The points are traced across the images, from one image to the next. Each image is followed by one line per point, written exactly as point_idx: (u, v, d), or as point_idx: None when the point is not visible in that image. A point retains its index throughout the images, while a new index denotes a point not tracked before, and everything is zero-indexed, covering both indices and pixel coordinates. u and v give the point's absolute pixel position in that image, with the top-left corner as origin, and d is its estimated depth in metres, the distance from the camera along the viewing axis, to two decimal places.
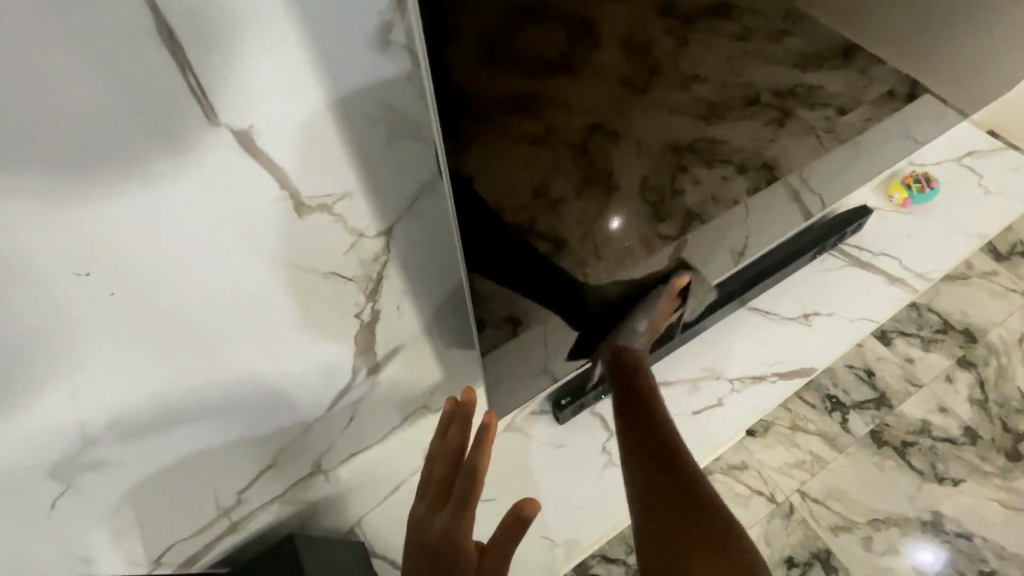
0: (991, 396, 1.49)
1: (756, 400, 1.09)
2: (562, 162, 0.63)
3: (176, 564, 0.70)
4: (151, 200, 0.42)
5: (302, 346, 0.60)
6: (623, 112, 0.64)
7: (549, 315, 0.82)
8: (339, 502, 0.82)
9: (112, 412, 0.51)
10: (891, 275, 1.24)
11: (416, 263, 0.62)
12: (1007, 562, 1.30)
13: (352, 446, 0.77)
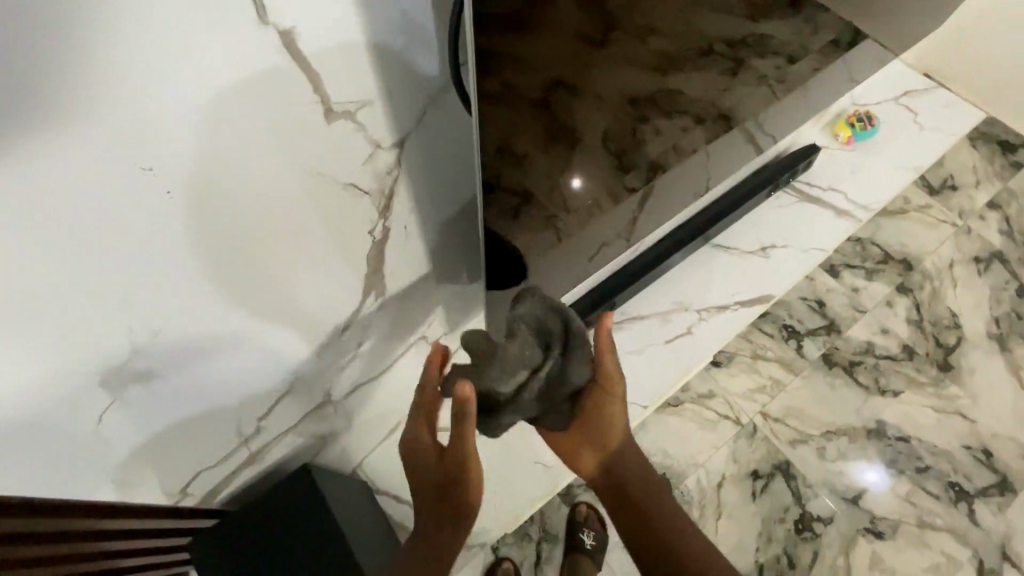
0: (926, 317, 1.65)
1: (722, 329, 1.17)
2: (527, 121, 0.65)
3: (200, 495, 0.74)
4: (211, 101, 0.43)
5: (326, 262, 0.63)
6: (584, 67, 0.67)
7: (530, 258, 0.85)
8: (345, 435, 0.87)
9: (161, 321, 0.53)
10: (837, 207, 1.34)
11: (425, 179, 0.64)
12: (939, 457, 1.47)
13: (358, 378, 0.80)
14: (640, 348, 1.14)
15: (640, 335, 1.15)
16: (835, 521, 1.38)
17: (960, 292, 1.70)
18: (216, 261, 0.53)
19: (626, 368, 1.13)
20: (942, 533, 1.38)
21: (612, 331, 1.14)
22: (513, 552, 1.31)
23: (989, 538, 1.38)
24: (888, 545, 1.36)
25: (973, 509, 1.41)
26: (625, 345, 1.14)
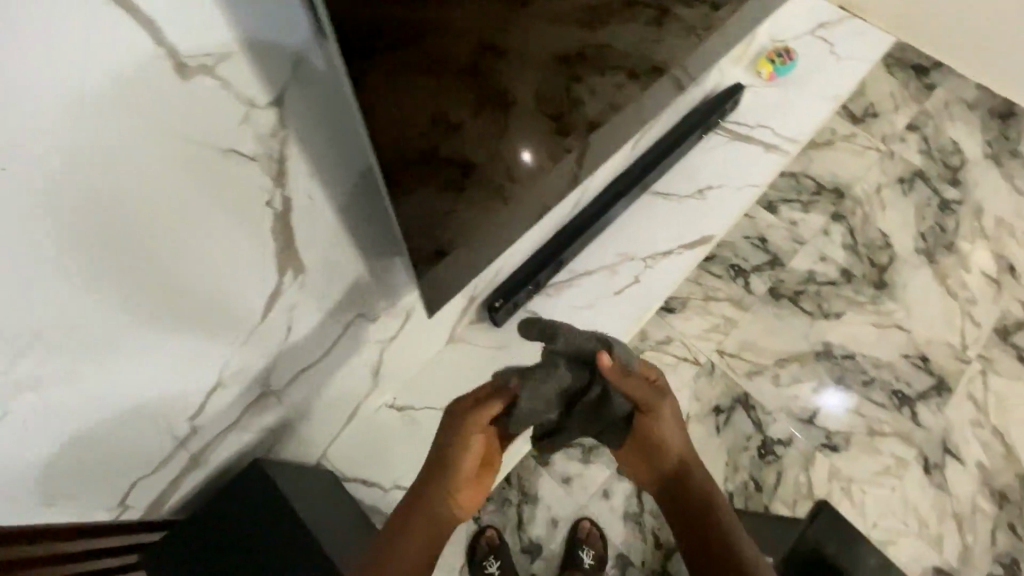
0: (860, 241, 1.74)
1: (667, 274, 1.19)
2: (446, 91, 0.63)
3: (143, 506, 0.71)
4: (41, 60, 0.38)
5: (226, 241, 0.59)
6: (502, 28, 0.64)
7: (466, 221, 0.83)
8: (296, 424, 0.86)
9: (39, 322, 0.47)
10: (766, 143, 1.37)
11: (314, 141, 0.61)
12: (882, 369, 1.56)
13: (296, 364, 0.79)
14: (592, 301, 1.15)
15: (590, 289, 1.16)
16: (793, 442, 1.46)
17: (888, 214, 1.79)
18: (87, 247, 0.48)
19: (580, 321, 1.13)
20: (890, 438, 1.47)
21: (562, 289, 1.15)
22: (495, 518, 1.33)
23: (933, 436, 1.48)
24: (843, 456, 1.45)
25: (916, 412, 1.51)
26: (577, 300, 1.15)
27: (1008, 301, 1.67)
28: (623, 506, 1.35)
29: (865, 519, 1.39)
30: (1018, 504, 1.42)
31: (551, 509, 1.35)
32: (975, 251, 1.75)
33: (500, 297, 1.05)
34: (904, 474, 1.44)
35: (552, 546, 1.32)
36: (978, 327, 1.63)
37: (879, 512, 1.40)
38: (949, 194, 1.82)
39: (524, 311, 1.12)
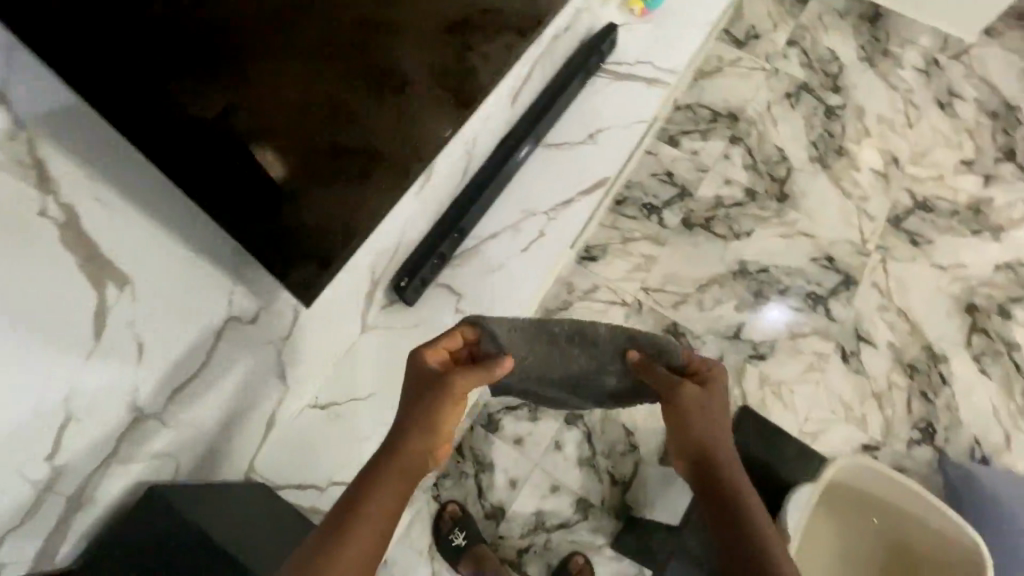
0: (759, 159, 1.81)
1: (571, 223, 1.21)
2: (339, 69, 0.70)
3: (21, 563, 0.65)
4: None
5: (11, 267, 0.51)
6: (388, 9, 0.73)
7: (330, 196, 0.79)
8: (193, 445, 0.80)
9: None
10: (647, 78, 1.39)
11: (70, 133, 0.52)
12: (794, 275, 1.65)
13: (168, 381, 0.73)
14: (502, 263, 1.15)
15: (498, 251, 1.16)
16: (724, 359, 1.54)
17: (781, 128, 1.87)
18: None
19: (492, 285, 1.13)
20: (809, 337, 1.57)
21: (469, 256, 1.15)
22: (455, 492, 1.35)
23: (846, 327, 1.59)
24: (770, 363, 1.54)
25: (828, 308, 1.61)
26: (486, 264, 1.15)
27: (896, 191, 1.79)
28: (576, 453, 1.39)
29: (797, 415, 1.49)
30: (926, 372, 1.55)
31: (508, 471, 1.37)
32: (863, 149, 1.85)
33: (404, 275, 1.04)
34: (825, 367, 1.54)
35: (515, 506, 1.35)
36: (873, 220, 1.74)
37: (808, 406, 1.50)
38: (832, 101, 1.91)
39: (436, 285, 1.11)
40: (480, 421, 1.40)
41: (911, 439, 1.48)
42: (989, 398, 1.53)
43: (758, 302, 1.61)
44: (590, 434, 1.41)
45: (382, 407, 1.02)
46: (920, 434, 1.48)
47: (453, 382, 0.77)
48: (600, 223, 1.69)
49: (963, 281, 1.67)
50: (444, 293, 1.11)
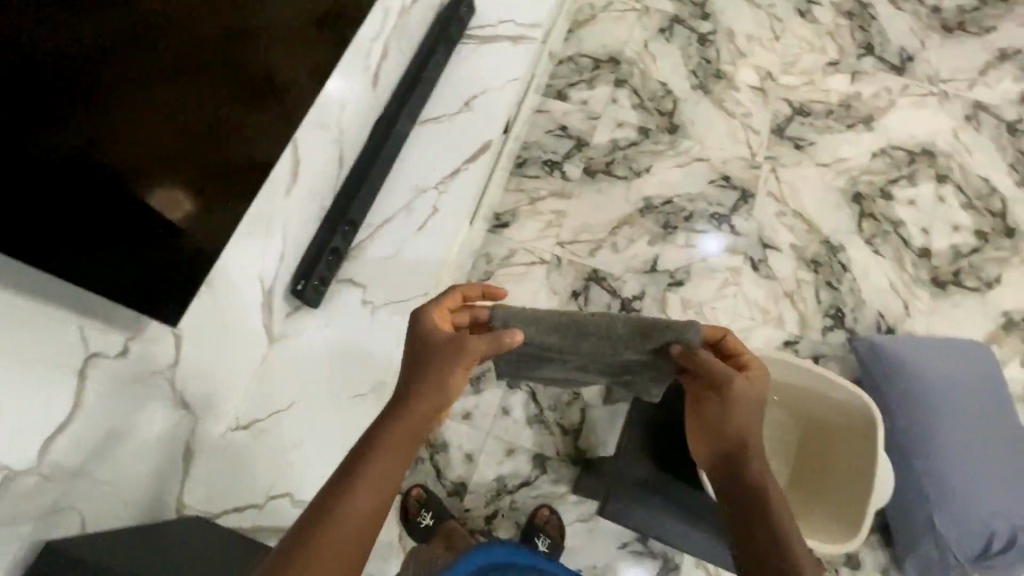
0: (645, 97, 1.86)
1: (460, 192, 1.25)
2: (203, 82, 0.71)
3: None
4: None
5: None
6: (242, 15, 0.74)
7: (194, 200, 0.73)
8: (91, 488, 0.71)
9: None
10: (512, 36, 1.40)
11: None
12: (697, 200, 1.73)
13: (32, 422, 0.62)
14: (399, 249, 1.16)
15: (393, 237, 1.16)
16: (646, 294, 1.60)
17: (660, 63, 1.92)
18: None
19: (393, 274, 1.15)
20: (719, 256, 1.66)
21: (366, 247, 1.12)
22: (415, 478, 1.37)
23: (751, 239, 1.68)
24: (689, 287, 1.61)
25: (732, 225, 1.70)
26: (383, 252, 1.14)
27: (775, 103, 1.88)
28: (523, 414, 1.43)
29: (721, 329, 1.58)
30: (827, 264, 1.66)
31: (462, 446, 1.40)
32: (739, 69, 1.93)
33: (301, 279, 1.00)
34: (738, 279, 1.63)
35: (475, 476, 1.38)
36: (758, 134, 1.83)
37: (729, 319, 1.59)
38: (703, 28, 1.97)
39: (339, 282, 1.09)
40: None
41: (824, 327, 1.59)
42: (884, 274, 1.66)
43: (667, 233, 1.68)
44: (533, 392, 1.45)
45: (306, 413, 1.03)
46: (831, 321, 1.60)
47: (466, 353, 0.72)
48: (506, 190, 1.71)
49: (847, 174, 1.79)
50: (347, 288, 1.10)
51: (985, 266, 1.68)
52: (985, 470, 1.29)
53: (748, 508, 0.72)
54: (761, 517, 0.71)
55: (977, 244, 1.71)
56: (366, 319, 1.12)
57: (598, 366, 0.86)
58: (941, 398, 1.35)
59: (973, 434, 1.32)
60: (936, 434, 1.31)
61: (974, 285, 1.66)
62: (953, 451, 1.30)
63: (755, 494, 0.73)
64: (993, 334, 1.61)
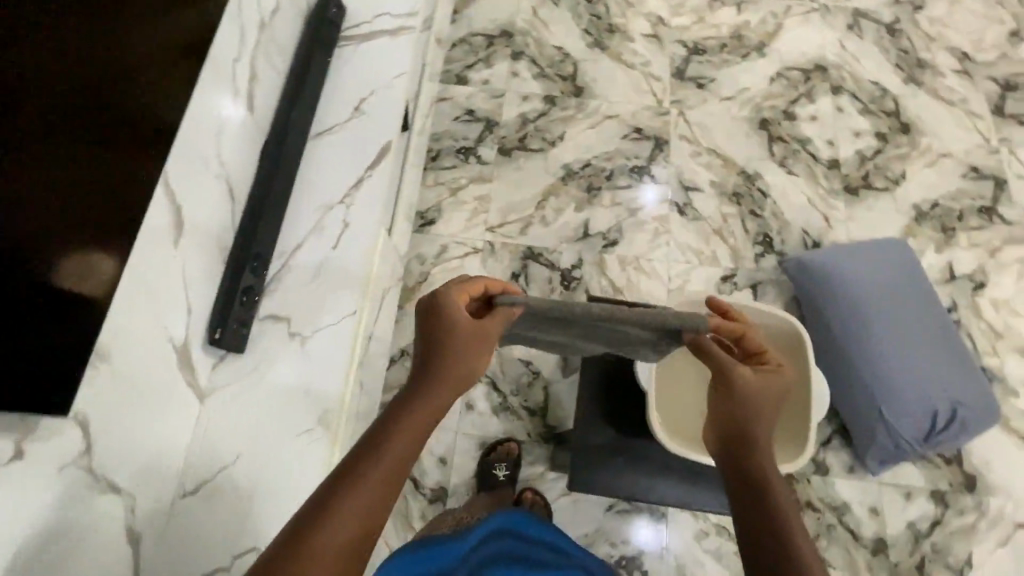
0: (545, 64, 1.84)
1: (369, 201, 1.19)
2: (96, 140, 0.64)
3: None
4: None
5: None
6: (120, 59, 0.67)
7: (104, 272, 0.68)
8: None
9: None
10: (390, 29, 1.34)
11: None
12: (615, 157, 1.74)
13: None
14: (319, 270, 1.11)
15: (310, 260, 1.11)
16: (583, 261, 1.61)
17: (553, 28, 1.90)
18: None
19: (317, 297, 1.09)
20: (645, 208, 1.68)
21: (282, 276, 1.09)
22: None
23: (673, 185, 1.71)
24: (623, 245, 1.63)
25: (652, 175, 1.72)
26: (302, 277, 1.09)
27: (671, 47, 1.90)
28: (487, 404, 1.44)
29: (662, 279, 1.60)
30: (748, 194, 1.71)
31: (434, 450, 1.40)
32: (630, 19, 1.93)
33: (216, 325, 0.97)
34: (668, 227, 1.66)
35: (453, 478, 1.38)
36: (661, 81, 1.85)
37: (668, 267, 1.61)
38: None
39: (262, 318, 1.05)
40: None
41: (756, 255, 1.64)
42: (801, 192, 1.72)
43: (592, 196, 1.68)
44: (493, 381, 1.45)
45: (252, 462, 0.96)
46: (762, 248, 1.65)
47: (484, 334, 0.73)
48: (425, 186, 1.67)
49: (750, 103, 1.83)
50: (272, 324, 1.05)
51: (889, 165, 1.77)
52: (920, 354, 1.37)
53: (744, 500, 0.61)
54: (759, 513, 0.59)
55: (878, 145, 1.79)
56: (299, 350, 1.05)
57: (605, 339, 0.86)
58: (868, 297, 1.43)
59: (903, 324, 1.40)
60: (869, 332, 1.39)
61: (883, 185, 1.74)
62: (887, 344, 1.38)
63: (756, 489, 0.61)
64: (908, 227, 1.70)
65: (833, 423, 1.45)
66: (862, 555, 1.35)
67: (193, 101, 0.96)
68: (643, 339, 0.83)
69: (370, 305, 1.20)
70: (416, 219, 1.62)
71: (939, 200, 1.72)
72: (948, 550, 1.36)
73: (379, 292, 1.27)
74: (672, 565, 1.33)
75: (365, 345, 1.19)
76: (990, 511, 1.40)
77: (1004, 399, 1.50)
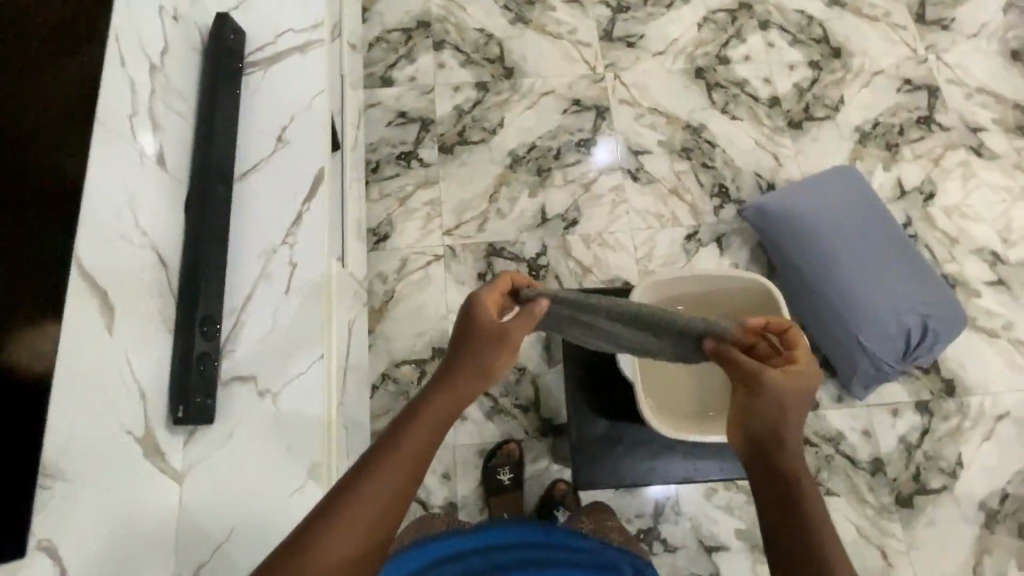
0: (470, 50, 1.77)
1: (314, 231, 1.12)
2: None
3: None
4: None
5: None
6: None
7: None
8: None
9: None
10: (297, 46, 1.25)
11: None
12: (558, 134, 1.69)
13: None
14: (275, 319, 1.05)
15: (265, 311, 1.05)
16: (547, 247, 1.57)
17: (471, 9, 1.81)
18: None
19: (278, 348, 1.03)
20: (599, 180, 1.64)
21: (237, 334, 1.03)
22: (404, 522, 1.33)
23: (621, 152, 1.68)
24: (584, 223, 1.60)
25: (599, 146, 1.68)
26: (260, 330, 1.03)
27: (594, 9, 1.84)
28: (480, 411, 1.42)
29: (629, 249, 1.58)
30: (696, 147, 1.69)
31: (435, 468, 1.37)
32: None
33: (179, 405, 0.92)
34: (625, 195, 1.63)
35: (460, 492, 1.36)
36: (590, 46, 1.79)
37: (632, 237, 1.59)
38: None
39: (226, 383, 1.00)
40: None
41: (715, 207, 1.63)
42: (747, 136, 1.71)
43: (544, 178, 1.64)
44: None
45: (245, 536, 0.90)
46: (719, 199, 1.64)
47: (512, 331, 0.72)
48: (372, 201, 1.60)
49: (683, 54, 1.80)
50: (237, 386, 1.00)
51: (826, 92, 1.77)
52: (884, 277, 1.39)
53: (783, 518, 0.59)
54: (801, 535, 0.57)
55: (813, 75, 1.79)
56: (271, 407, 0.99)
57: (625, 340, 0.86)
58: (827, 231, 1.45)
59: (863, 250, 1.43)
60: (834, 264, 1.42)
61: (824, 113, 1.75)
62: (852, 273, 1.40)
63: (796, 507, 0.59)
64: (855, 151, 1.71)
65: (816, 357, 1.49)
66: (863, 478, 1.40)
67: (96, 147, 0.88)
68: (654, 351, 0.85)
69: (339, 342, 1.13)
70: (369, 238, 1.56)
71: (880, 118, 1.74)
72: (939, 456, 1.42)
73: (347, 325, 1.21)
74: (689, 528, 1.35)
75: (342, 383, 1.13)
76: (971, 411, 1.46)
77: (968, 301, 1.56)
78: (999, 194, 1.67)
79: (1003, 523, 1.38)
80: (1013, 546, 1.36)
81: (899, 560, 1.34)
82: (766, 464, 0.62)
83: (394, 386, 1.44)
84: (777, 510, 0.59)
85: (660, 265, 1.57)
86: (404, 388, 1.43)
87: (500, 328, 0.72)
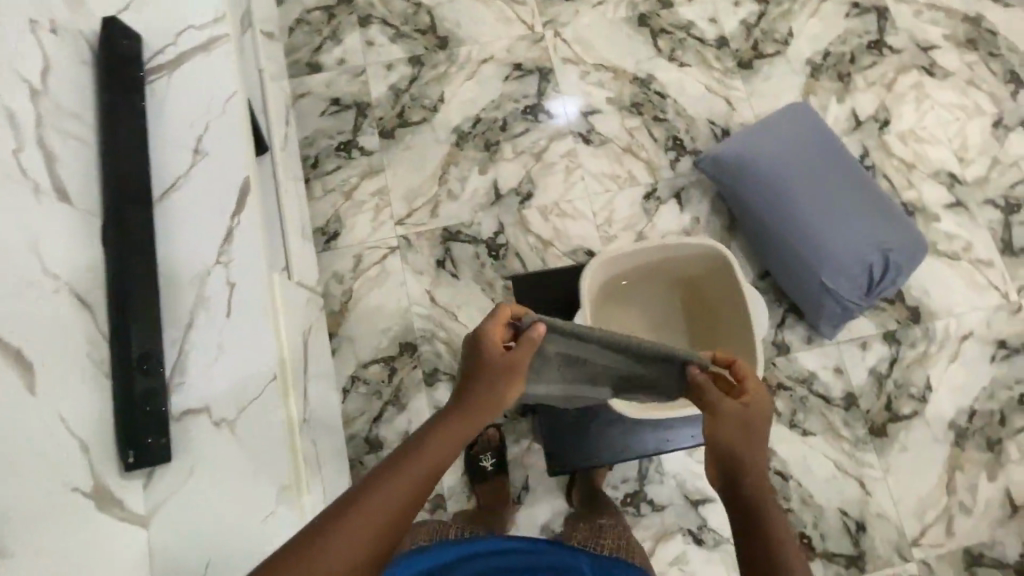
0: (398, 22, 1.65)
1: (248, 245, 1.05)
2: None
3: None
4: None
5: None
6: None
7: None
8: None
9: None
10: (200, 44, 1.15)
11: None
12: (503, 103, 1.61)
13: None
14: (220, 346, 0.99)
15: (208, 338, 0.99)
16: (504, 225, 1.52)
17: None
18: None
19: (227, 375, 0.98)
20: (550, 147, 1.58)
21: (183, 366, 0.98)
22: None
23: (571, 115, 1.61)
24: (539, 194, 1.54)
25: (547, 112, 1.60)
26: (206, 359, 0.98)
27: None
28: None
29: (588, 217, 1.53)
30: (647, 101, 1.63)
31: None
32: None
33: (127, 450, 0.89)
34: (579, 161, 1.57)
35: (445, 483, 1.36)
36: (526, 3, 1.69)
37: (590, 203, 1.54)
38: None
39: (178, 418, 0.95)
40: (364, 450, 1.37)
41: (671, 161, 1.58)
42: (698, 82, 1.65)
43: (493, 153, 1.57)
44: (454, 375, 1.42)
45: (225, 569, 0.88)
46: (675, 152, 1.59)
47: (514, 362, 0.83)
48: (316, 198, 1.52)
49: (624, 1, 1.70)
50: (190, 420, 0.95)
51: (775, 26, 1.70)
52: (843, 216, 1.38)
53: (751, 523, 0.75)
54: (770, 538, 0.74)
55: (760, 9, 1.72)
56: (229, 437, 0.95)
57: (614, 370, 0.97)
58: (784, 174, 1.41)
59: (821, 190, 1.40)
60: (793, 208, 1.39)
61: (774, 49, 1.69)
62: (811, 216, 1.38)
63: (766, 517, 0.76)
64: (808, 85, 1.66)
65: (784, 302, 1.49)
66: (838, 415, 1.42)
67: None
68: (647, 379, 0.99)
69: (295, 358, 1.08)
70: (319, 238, 1.49)
71: (830, 48, 1.69)
72: (908, 383, 1.45)
73: (302, 337, 1.15)
74: (674, 487, 1.37)
75: (304, 399, 1.09)
76: (937, 335, 1.48)
77: (928, 227, 1.55)
78: (953, 113, 1.64)
79: (973, 439, 1.42)
80: (982, 459, 1.41)
81: (877, 488, 1.39)
82: (733, 476, 0.81)
83: (365, 386, 1.41)
84: (741, 517, 0.76)
85: (622, 229, 1.53)
86: (376, 388, 1.41)
87: (506, 361, 0.83)
